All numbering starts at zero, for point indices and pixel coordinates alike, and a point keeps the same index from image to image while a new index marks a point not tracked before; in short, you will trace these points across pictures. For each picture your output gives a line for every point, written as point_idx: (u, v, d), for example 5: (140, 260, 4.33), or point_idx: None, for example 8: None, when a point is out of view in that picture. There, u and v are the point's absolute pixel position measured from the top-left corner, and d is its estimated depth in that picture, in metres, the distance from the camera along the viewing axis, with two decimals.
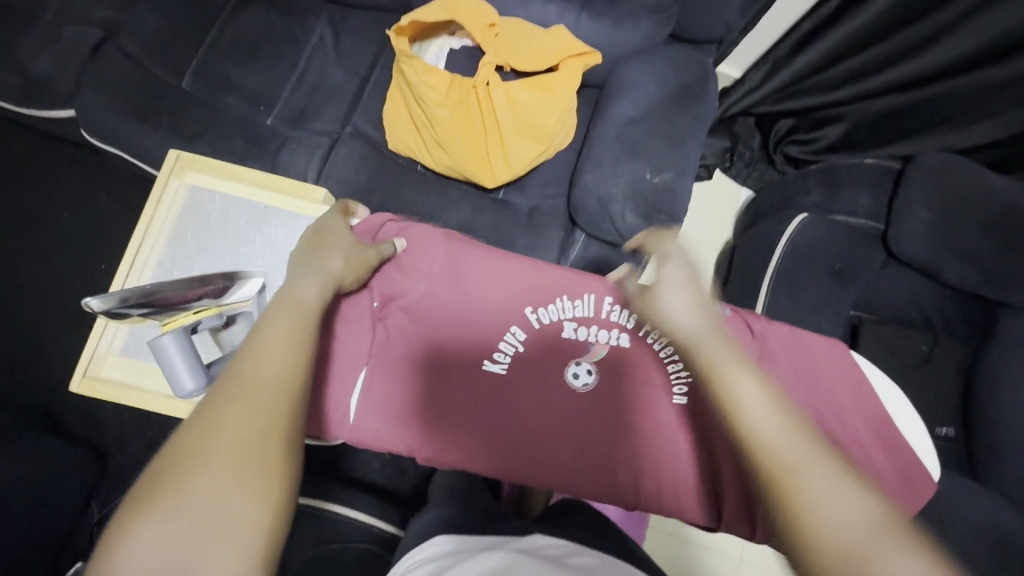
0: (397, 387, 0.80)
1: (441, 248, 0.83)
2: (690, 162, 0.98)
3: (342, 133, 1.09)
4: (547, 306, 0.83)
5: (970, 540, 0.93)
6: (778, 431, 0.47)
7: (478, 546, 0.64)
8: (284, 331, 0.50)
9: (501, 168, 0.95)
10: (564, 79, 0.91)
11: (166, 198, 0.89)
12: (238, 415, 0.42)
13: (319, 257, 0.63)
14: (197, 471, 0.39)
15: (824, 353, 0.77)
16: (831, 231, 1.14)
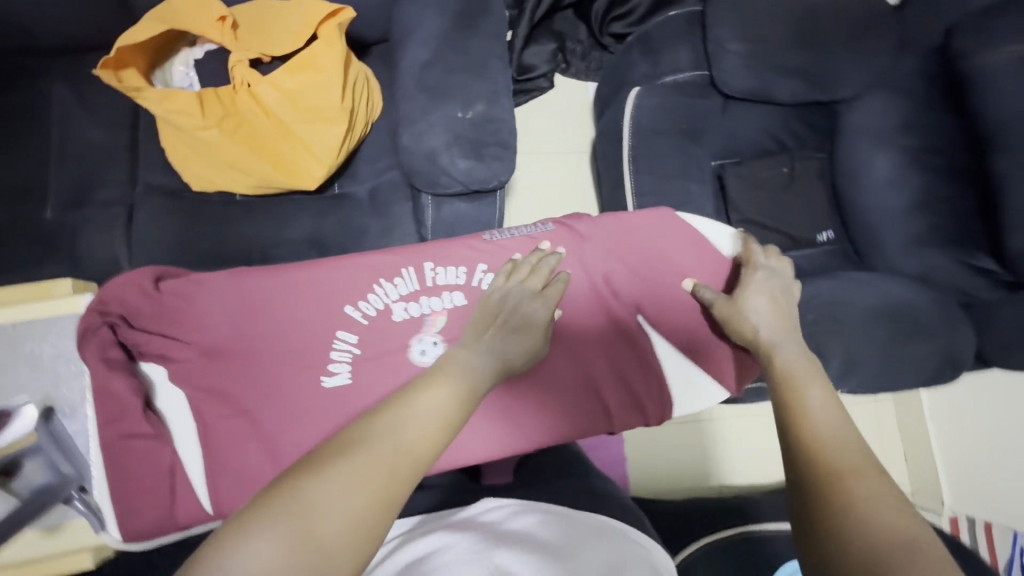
0: (239, 448, 0.68)
1: (227, 284, 0.71)
2: (500, 84, 0.92)
3: (135, 194, 0.97)
4: (368, 296, 0.73)
5: (878, 325, 0.99)
6: (848, 435, 0.49)
7: (426, 528, 0.61)
8: (440, 410, 0.48)
9: (314, 166, 0.86)
10: (325, 45, 0.81)
11: None
12: (351, 479, 0.40)
13: (499, 337, 0.63)
14: (312, 510, 0.38)
15: (653, 225, 0.86)
16: (666, 96, 1.13)
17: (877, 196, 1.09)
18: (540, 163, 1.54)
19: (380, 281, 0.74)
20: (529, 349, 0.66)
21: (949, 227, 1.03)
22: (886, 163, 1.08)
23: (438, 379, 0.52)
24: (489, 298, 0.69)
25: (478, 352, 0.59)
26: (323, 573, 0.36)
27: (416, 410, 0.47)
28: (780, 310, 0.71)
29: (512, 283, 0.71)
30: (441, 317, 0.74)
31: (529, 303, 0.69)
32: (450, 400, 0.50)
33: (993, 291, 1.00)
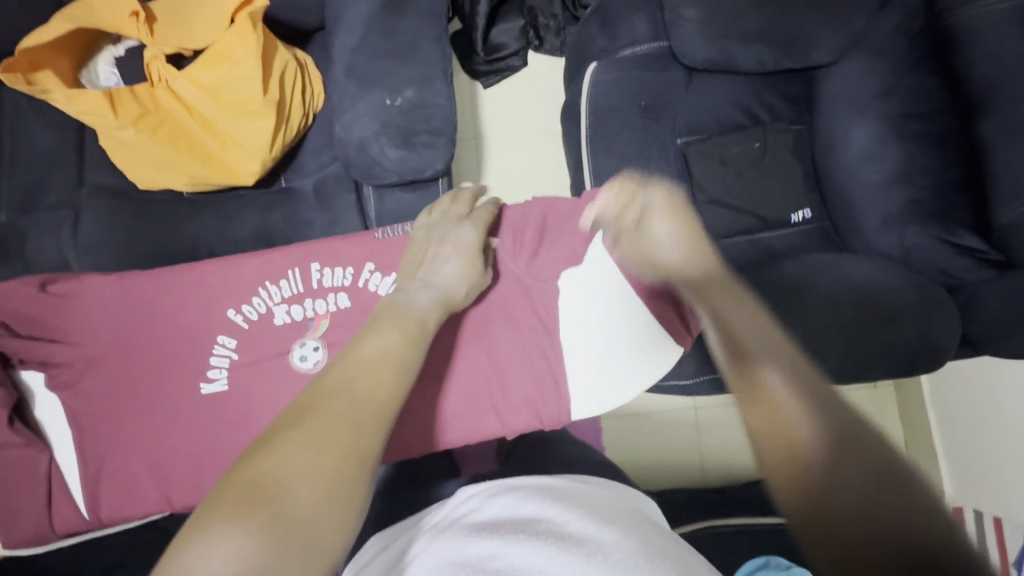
0: (130, 441, 0.75)
1: (117, 290, 0.78)
2: (431, 68, 0.88)
3: (80, 196, 0.98)
4: (251, 301, 0.80)
5: (852, 311, 0.91)
6: (758, 339, 0.46)
7: (408, 536, 0.58)
8: (382, 348, 0.55)
9: (247, 160, 0.84)
10: (238, 36, 0.79)
11: None
12: (305, 447, 0.43)
13: (434, 269, 0.71)
14: (286, 463, 0.42)
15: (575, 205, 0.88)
16: (623, 71, 1.07)
17: (854, 169, 1.01)
18: (513, 145, 1.48)
19: (266, 285, 0.80)
20: (474, 288, 0.75)
21: (931, 202, 0.95)
22: (864, 134, 0.99)
23: (372, 330, 0.58)
24: (417, 238, 0.77)
25: (418, 285, 0.68)
26: (333, 482, 0.42)
27: (354, 366, 0.52)
28: (684, 221, 0.61)
29: (442, 219, 0.79)
30: (323, 320, 0.79)
31: (460, 232, 0.77)
32: (387, 348, 0.55)
33: (976, 271, 0.93)
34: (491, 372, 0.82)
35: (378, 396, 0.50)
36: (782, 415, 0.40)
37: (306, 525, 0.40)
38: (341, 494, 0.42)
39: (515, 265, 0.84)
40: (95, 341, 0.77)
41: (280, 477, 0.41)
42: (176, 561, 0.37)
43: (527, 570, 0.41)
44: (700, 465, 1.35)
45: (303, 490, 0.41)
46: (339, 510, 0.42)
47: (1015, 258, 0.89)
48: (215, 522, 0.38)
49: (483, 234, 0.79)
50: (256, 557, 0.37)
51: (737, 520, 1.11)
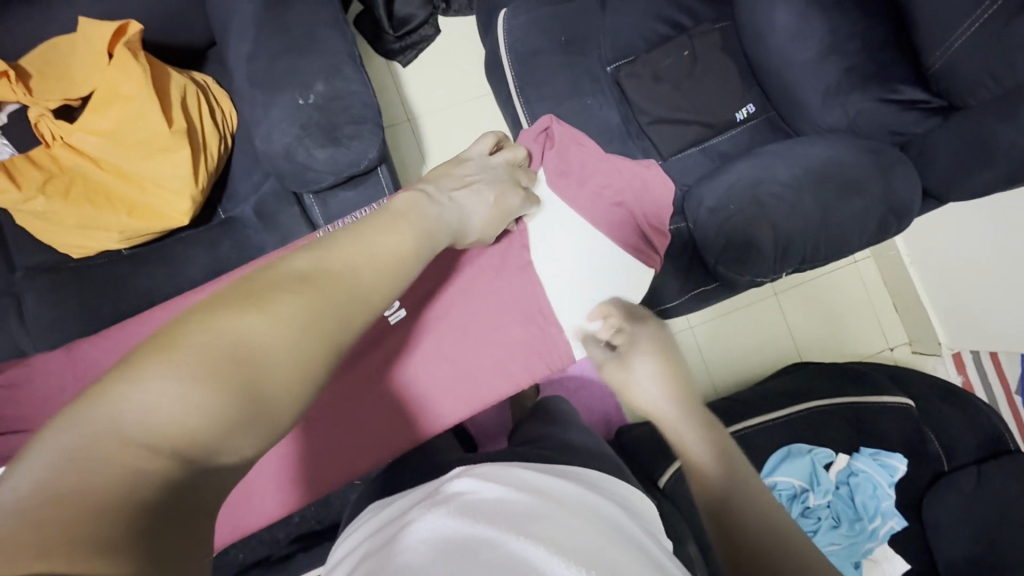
0: None
1: (67, 364, 0.76)
2: (337, 55, 0.84)
3: (15, 280, 0.93)
4: None
5: (818, 192, 0.91)
6: (713, 459, 0.57)
7: (395, 513, 0.59)
8: (384, 239, 0.52)
9: (172, 199, 0.80)
10: (120, 71, 0.74)
11: None
12: (281, 318, 0.40)
13: (465, 195, 0.69)
14: (255, 316, 0.39)
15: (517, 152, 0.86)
16: (536, 11, 1.03)
17: (785, 53, 0.99)
18: (447, 115, 1.43)
19: None
20: (496, 223, 0.74)
21: (866, 66, 0.94)
22: (788, 14, 0.97)
23: (384, 226, 0.54)
24: (462, 163, 0.74)
25: (444, 201, 0.65)
26: (296, 350, 0.40)
27: (352, 255, 0.49)
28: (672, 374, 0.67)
29: (498, 166, 0.77)
30: None
31: (509, 192, 0.75)
32: (390, 250, 0.52)
33: (924, 121, 0.93)
34: (485, 341, 0.83)
35: (365, 289, 0.47)
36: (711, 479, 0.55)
37: (264, 396, 0.37)
38: (301, 366, 0.40)
39: None
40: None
41: (244, 325, 0.38)
42: (114, 375, 0.34)
43: (524, 566, 0.40)
44: (709, 381, 1.36)
45: (264, 348, 0.38)
46: (296, 381, 0.40)
47: (957, 100, 0.90)
48: (167, 350, 0.35)
49: (523, 212, 0.79)
50: (207, 415, 0.34)
51: (755, 419, 1.14)
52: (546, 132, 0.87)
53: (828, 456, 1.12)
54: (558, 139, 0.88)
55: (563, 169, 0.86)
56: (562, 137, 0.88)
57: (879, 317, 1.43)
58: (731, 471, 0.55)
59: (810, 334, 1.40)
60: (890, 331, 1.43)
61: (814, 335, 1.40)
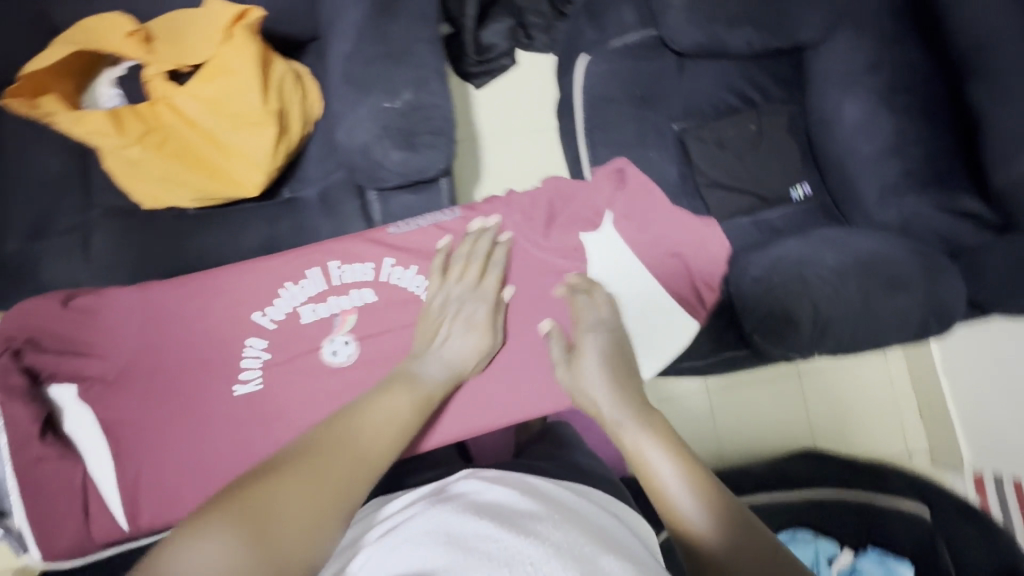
0: (163, 452, 0.76)
1: (136, 302, 0.80)
2: (427, 69, 0.90)
3: (90, 218, 1.00)
4: (274, 304, 0.82)
5: (862, 282, 0.91)
6: (681, 482, 0.54)
7: (388, 507, 0.62)
8: (388, 409, 0.63)
9: (250, 172, 0.86)
10: (235, 48, 0.81)
11: None
12: (301, 481, 0.48)
13: (450, 340, 0.76)
14: (276, 482, 0.47)
15: (586, 189, 0.91)
16: (616, 62, 1.08)
17: (848, 144, 1.02)
18: (509, 143, 1.49)
19: (287, 284, 0.83)
20: (483, 351, 0.78)
21: (926, 170, 0.96)
22: (856, 110, 1.00)
23: (380, 401, 0.63)
24: (428, 317, 0.78)
25: (429, 357, 0.73)
26: (312, 505, 0.47)
27: (356, 423, 0.58)
28: (614, 367, 0.73)
29: (476, 285, 0.81)
30: (350, 315, 0.83)
31: (480, 314, 0.79)
32: (388, 418, 0.61)
33: (979, 235, 0.93)
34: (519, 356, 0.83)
35: (372, 450, 0.56)
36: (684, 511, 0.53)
37: (282, 544, 0.43)
38: (318, 516, 0.46)
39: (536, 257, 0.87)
40: (120, 353, 0.78)
41: (266, 491, 0.46)
42: (164, 544, 0.41)
43: (522, 560, 0.42)
44: (718, 449, 1.33)
45: (285, 504, 0.46)
46: (313, 530, 0.45)
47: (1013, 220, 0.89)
48: (205, 515, 0.43)
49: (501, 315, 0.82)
50: (235, 561, 0.40)
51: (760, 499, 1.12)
52: (619, 173, 0.91)
53: (830, 549, 1.09)
54: (630, 181, 0.91)
55: (630, 212, 0.90)
56: (633, 181, 0.91)
57: (903, 420, 1.40)
58: (707, 496, 0.53)
59: (827, 423, 1.38)
60: (910, 437, 1.39)
61: (831, 424, 1.38)
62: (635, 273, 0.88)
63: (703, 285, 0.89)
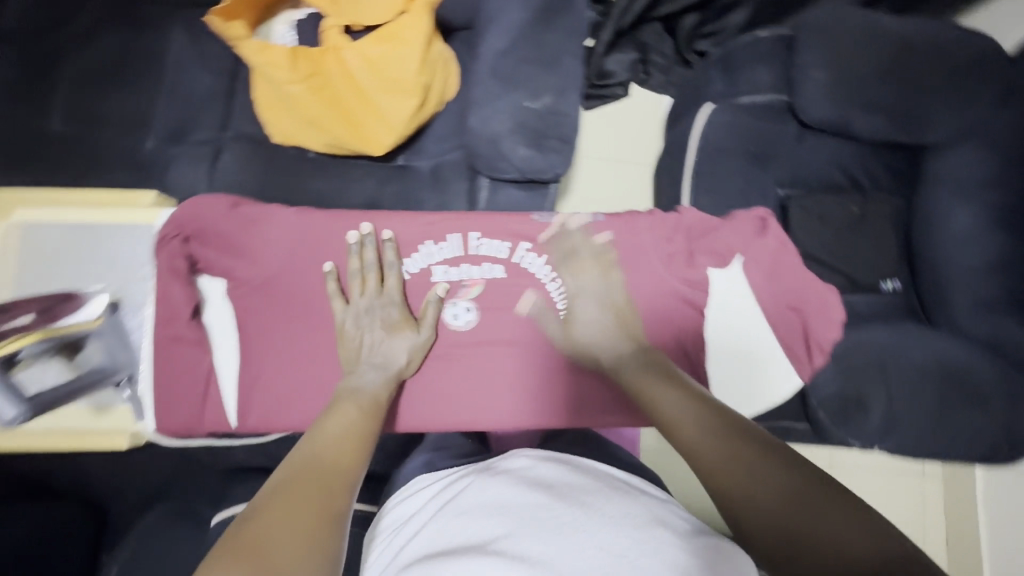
0: (281, 365, 0.83)
1: (293, 221, 0.84)
2: (570, 80, 0.95)
3: (224, 137, 1.07)
4: (414, 256, 0.87)
5: None
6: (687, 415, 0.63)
7: (438, 494, 0.73)
8: (345, 422, 0.68)
9: (385, 132, 0.93)
10: (412, 19, 0.87)
11: (6, 240, 0.87)
12: (278, 508, 0.53)
13: (384, 352, 0.80)
14: (262, 518, 0.51)
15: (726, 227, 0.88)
16: (739, 116, 1.10)
17: (949, 252, 1.02)
18: (603, 166, 1.53)
19: (428, 242, 0.88)
20: (416, 358, 0.83)
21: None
22: (967, 221, 1.00)
23: (324, 425, 0.68)
24: (346, 340, 0.80)
25: (362, 369, 0.77)
26: (297, 523, 0.52)
27: (306, 450, 0.62)
28: (621, 325, 0.80)
29: (386, 303, 0.81)
30: (476, 286, 0.89)
31: (399, 327, 0.81)
32: (333, 435, 0.66)
33: None
34: (544, 366, 0.88)
35: (333, 462, 0.61)
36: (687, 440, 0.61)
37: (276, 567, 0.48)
38: (306, 530, 0.51)
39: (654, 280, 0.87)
40: (267, 263, 0.83)
41: (254, 528, 0.50)
42: None
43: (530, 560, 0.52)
44: None
45: (274, 533, 0.50)
46: (304, 542, 0.50)
47: None
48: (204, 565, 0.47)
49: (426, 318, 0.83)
50: None
51: None
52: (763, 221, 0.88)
53: None
54: (771, 232, 0.88)
55: (769, 268, 0.88)
56: (775, 232, 0.88)
57: (924, 538, 1.37)
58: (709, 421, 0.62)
59: None
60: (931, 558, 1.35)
61: None
62: (750, 326, 0.88)
63: (814, 348, 0.87)
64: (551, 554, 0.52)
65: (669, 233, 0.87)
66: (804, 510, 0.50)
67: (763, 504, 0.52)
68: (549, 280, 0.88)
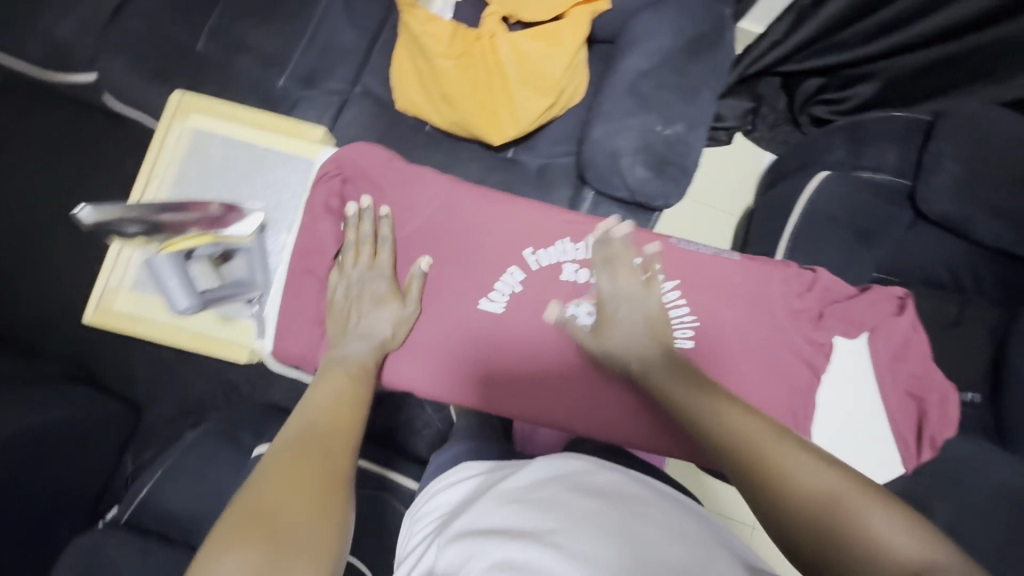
0: None
1: (441, 188, 0.83)
2: (703, 115, 0.96)
3: (352, 93, 1.11)
4: (547, 249, 0.82)
5: None
6: (733, 420, 0.57)
7: (464, 494, 0.72)
8: (338, 389, 0.67)
9: (510, 124, 0.94)
10: (571, 24, 0.90)
11: (170, 140, 0.90)
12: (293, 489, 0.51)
13: (371, 318, 0.76)
14: (272, 491, 0.50)
15: (864, 302, 0.76)
16: (855, 189, 1.08)
17: None
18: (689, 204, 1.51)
19: (563, 240, 0.82)
20: (406, 325, 0.79)
21: None
22: None
23: (316, 391, 0.66)
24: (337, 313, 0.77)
25: (348, 339, 0.74)
26: (305, 494, 0.51)
27: (300, 420, 0.60)
28: (657, 322, 0.70)
29: (374, 271, 0.77)
30: None
31: (386, 299, 0.77)
32: (325, 404, 0.63)
33: None
34: (578, 370, 0.81)
35: (332, 433, 0.59)
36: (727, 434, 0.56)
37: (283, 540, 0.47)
38: (312, 501, 0.51)
39: (767, 333, 0.75)
40: (407, 224, 0.83)
41: (263, 499, 0.49)
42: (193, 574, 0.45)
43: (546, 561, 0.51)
44: None
45: (283, 505, 0.49)
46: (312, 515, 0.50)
47: None
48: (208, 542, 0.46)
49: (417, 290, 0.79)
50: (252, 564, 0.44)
51: None
52: (901, 306, 0.76)
53: None
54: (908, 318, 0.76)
55: (896, 351, 0.76)
56: (911, 319, 0.76)
57: None
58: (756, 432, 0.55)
59: None
60: None
61: None
62: (858, 409, 0.76)
63: (924, 443, 0.74)
64: (587, 550, 0.52)
65: (802, 288, 0.76)
66: (850, 507, 0.47)
67: (804, 500, 0.49)
68: (674, 306, 0.76)
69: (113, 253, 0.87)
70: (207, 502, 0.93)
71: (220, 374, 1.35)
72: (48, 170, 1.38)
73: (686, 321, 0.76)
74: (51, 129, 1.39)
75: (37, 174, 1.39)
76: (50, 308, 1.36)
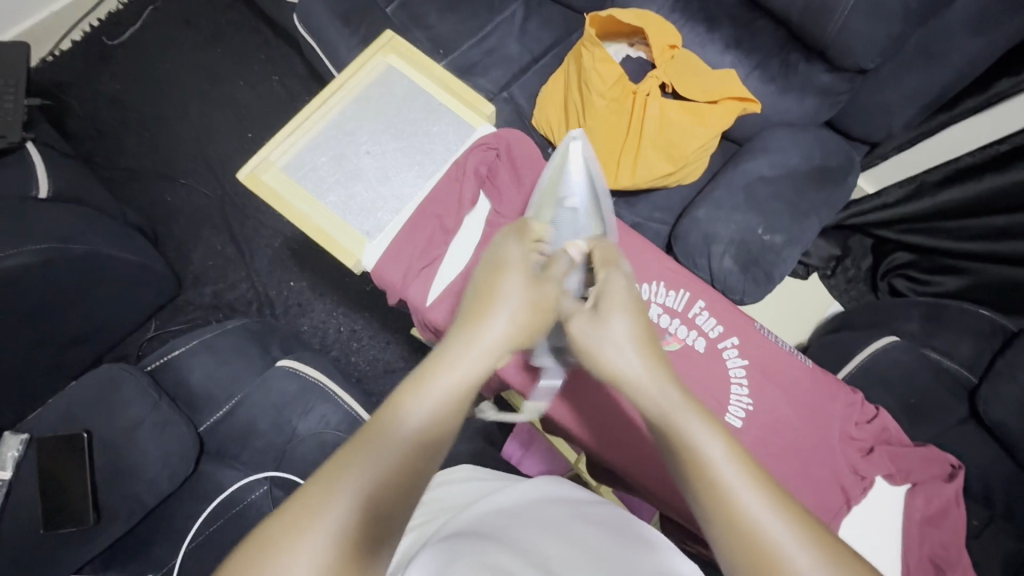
0: None
1: None
2: (804, 237, 1.00)
3: (497, 96, 1.21)
4: (642, 284, 0.86)
5: None
6: (747, 491, 0.46)
7: (438, 509, 0.64)
8: (475, 349, 0.55)
9: (626, 174, 1.01)
10: (723, 112, 0.98)
11: (368, 65, 0.99)
12: (366, 547, 0.41)
13: (501, 304, 0.59)
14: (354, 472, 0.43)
15: (917, 460, 0.77)
16: (919, 363, 1.08)
17: None
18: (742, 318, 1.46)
19: (659, 284, 0.86)
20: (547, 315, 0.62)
21: None
22: None
23: (434, 373, 0.51)
24: (545, 286, 0.63)
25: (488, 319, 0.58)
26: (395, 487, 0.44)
27: (433, 387, 0.50)
28: (646, 333, 0.60)
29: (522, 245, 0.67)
30: (675, 342, 0.83)
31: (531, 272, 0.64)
32: (456, 380, 0.52)
33: None
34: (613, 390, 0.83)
35: (434, 452, 0.48)
36: (728, 498, 0.46)
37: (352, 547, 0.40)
38: (394, 504, 0.44)
39: (808, 439, 0.78)
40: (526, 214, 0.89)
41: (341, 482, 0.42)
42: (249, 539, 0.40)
43: None
44: None
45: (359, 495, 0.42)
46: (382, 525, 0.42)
47: None
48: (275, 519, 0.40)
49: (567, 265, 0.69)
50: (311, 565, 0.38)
51: None
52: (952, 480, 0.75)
53: None
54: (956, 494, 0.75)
55: (930, 515, 0.74)
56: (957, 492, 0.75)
57: None
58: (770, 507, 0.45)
59: None
60: None
61: None
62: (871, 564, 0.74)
63: None
64: None
65: (860, 419, 0.79)
66: None
67: None
68: (735, 382, 0.81)
69: (286, 133, 0.95)
70: (219, 386, 0.96)
71: (262, 287, 1.40)
72: (206, 57, 1.53)
73: (743, 401, 0.80)
74: (225, 25, 1.54)
75: (195, 56, 1.53)
76: (151, 168, 1.47)
